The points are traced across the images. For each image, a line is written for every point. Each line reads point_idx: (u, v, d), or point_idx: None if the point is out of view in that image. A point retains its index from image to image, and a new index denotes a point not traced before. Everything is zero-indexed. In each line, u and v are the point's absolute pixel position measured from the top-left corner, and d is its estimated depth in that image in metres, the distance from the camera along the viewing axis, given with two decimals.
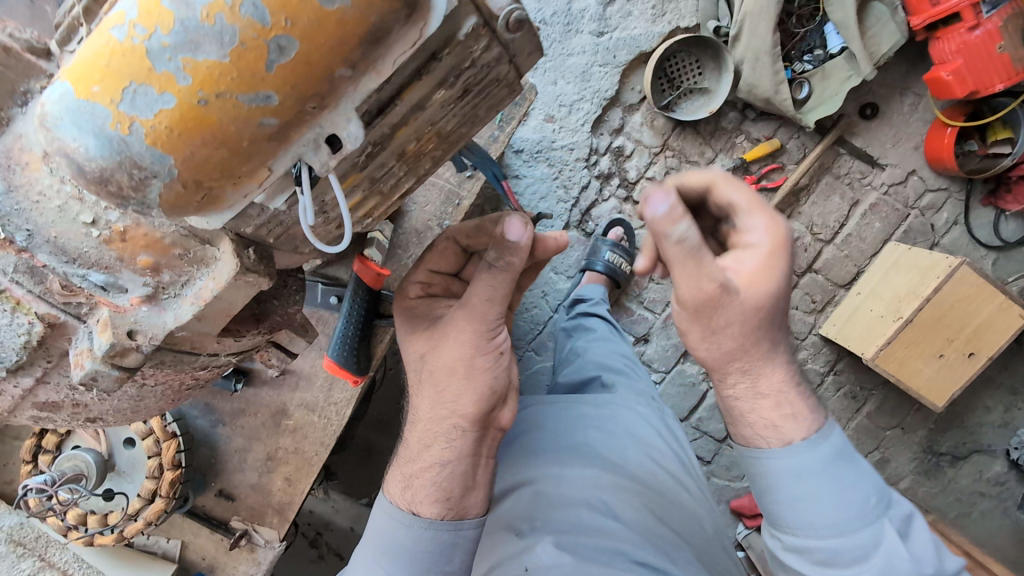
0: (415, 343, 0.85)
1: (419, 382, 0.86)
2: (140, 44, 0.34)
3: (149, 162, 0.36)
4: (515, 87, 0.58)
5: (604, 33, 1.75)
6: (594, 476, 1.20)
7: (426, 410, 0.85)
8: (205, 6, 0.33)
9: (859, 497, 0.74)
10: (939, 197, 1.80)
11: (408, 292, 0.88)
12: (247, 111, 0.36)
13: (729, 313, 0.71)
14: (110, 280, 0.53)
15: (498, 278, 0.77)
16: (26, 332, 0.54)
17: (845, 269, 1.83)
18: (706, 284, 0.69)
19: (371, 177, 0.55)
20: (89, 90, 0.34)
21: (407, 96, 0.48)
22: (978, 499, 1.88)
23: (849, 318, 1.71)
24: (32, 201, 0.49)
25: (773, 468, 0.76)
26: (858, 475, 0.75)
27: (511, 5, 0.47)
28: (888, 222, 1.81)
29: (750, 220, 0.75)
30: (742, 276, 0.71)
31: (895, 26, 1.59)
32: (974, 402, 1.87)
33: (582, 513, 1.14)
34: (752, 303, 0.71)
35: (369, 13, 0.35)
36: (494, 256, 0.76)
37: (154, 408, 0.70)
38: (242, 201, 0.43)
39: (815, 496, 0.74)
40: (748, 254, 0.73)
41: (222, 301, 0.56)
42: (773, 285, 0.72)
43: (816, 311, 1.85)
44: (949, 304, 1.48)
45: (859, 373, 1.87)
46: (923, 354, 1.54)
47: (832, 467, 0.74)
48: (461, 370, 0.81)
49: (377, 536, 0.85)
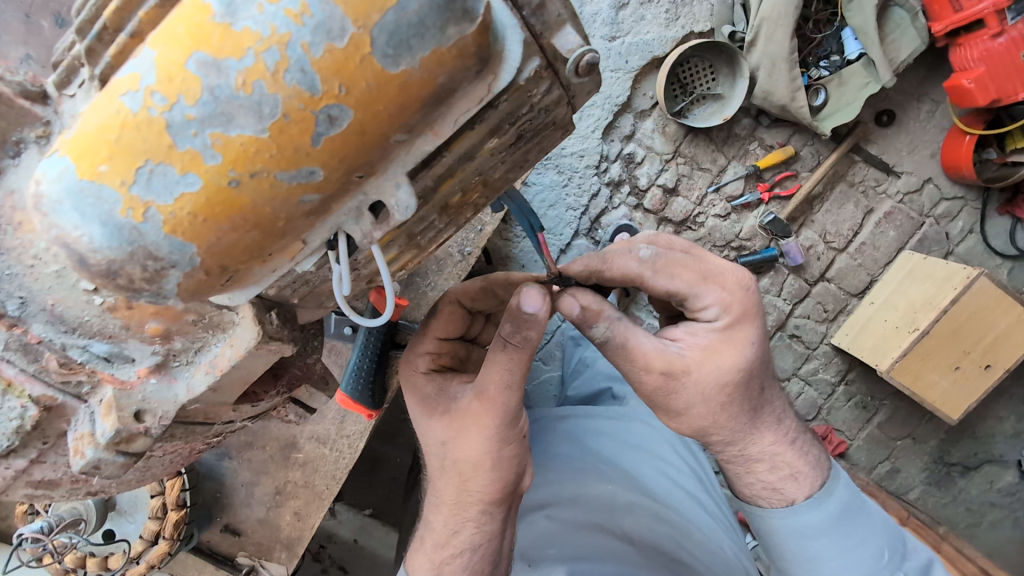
0: (435, 427, 0.76)
1: (444, 474, 0.78)
2: (158, 116, 0.28)
3: (167, 252, 0.31)
4: (569, 128, 0.52)
5: (616, 38, 1.65)
6: (609, 494, 1.13)
7: (451, 495, 0.79)
8: (241, 72, 0.27)
9: (872, 550, 0.81)
10: (954, 205, 1.74)
11: (418, 365, 0.79)
12: (285, 190, 0.30)
13: (688, 393, 0.73)
14: (115, 351, 0.47)
15: (514, 359, 0.69)
16: (18, 417, 0.47)
17: (858, 278, 1.77)
18: (651, 375, 0.71)
19: (408, 232, 0.49)
20: (93, 169, 0.29)
21: (457, 146, 0.41)
22: (988, 509, 1.84)
23: (863, 328, 1.66)
24: (25, 264, 0.43)
25: (791, 527, 0.82)
26: (865, 530, 0.82)
27: (583, 46, 0.41)
28: (903, 231, 1.75)
29: (703, 300, 0.73)
30: (693, 351, 0.72)
31: (916, 32, 1.53)
32: (986, 412, 1.81)
33: (596, 538, 1.05)
34: (712, 380, 0.72)
35: (437, 73, 0.30)
36: (508, 331, 0.68)
37: (162, 472, 0.65)
38: (270, 274, 0.38)
39: (825, 556, 0.81)
40: (703, 331, 0.73)
41: (240, 370, 0.50)
42: (737, 355, 0.73)
43: (828, 320, 1.79)
44: (967, 315, 1.43)
45: (871, 383, 1.81)
46: (939, 367, 1.49)
47: (842, 524, 0.81)
48: (487, 463, 0.75)
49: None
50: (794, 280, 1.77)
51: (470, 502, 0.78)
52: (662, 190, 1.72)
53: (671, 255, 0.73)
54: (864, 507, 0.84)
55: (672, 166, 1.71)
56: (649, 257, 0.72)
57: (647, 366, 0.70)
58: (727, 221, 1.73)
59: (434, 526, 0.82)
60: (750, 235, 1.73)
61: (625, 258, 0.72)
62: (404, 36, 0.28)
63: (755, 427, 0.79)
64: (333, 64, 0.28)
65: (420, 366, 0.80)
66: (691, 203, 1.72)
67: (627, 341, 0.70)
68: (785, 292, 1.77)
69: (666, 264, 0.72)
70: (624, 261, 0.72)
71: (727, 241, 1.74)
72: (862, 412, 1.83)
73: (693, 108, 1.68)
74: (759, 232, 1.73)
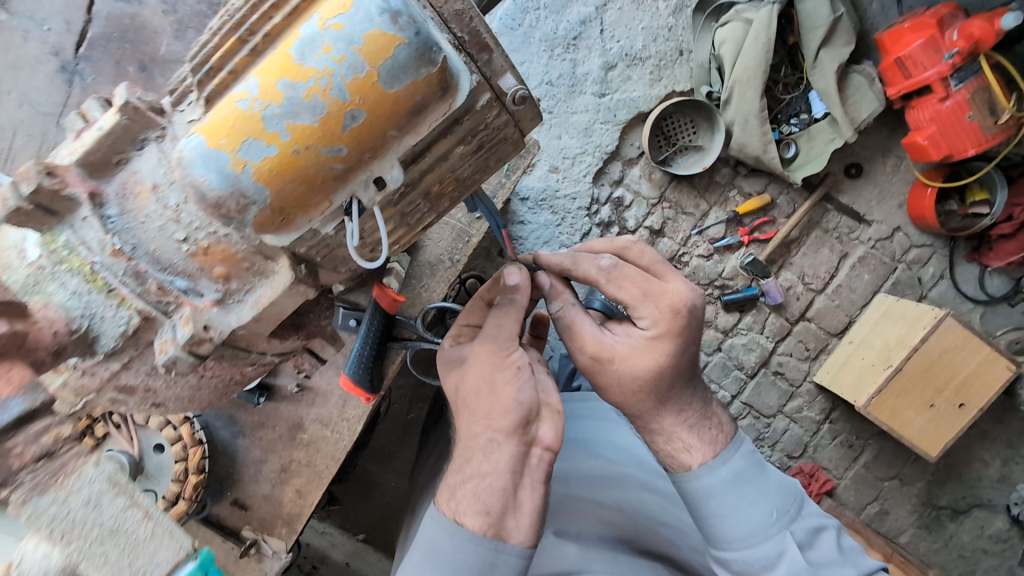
0: (450, 377, 0.95)
1: (460, 413, 0.92)
2: (258, 112, 0.49)
3: (252, 193, 0.52)
4: (518, 145, 0.73)
5: (605, 95, 1.90)
6: (600, 467, 1.26)
7: (464, 427, 0.90)
8: (306, 89, 0.48)
9: (759, 511, 0.90)
10: (924, 252, 1.94)
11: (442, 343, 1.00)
12: (323, 157, 0.51)
13: (609, 377, 0.89)
14: (190, 286, 0.66)
15: (505, 313, 0.94)
16: (124, 324, 0.65)
17: (837, 318, 1.97)
18: (583, 355, 0.90)
19: (401, 212, 0.69)
20: (217, 142, 0.50)
21: (435, 149, 0.61)
22: (982, 555, 1.97)
23: (842, 366, 1.84)
24: (139, 221, 0.63)
25: (691, 489, 0.93)
26: (759, 491, 0.91)
27: (517, 86, 0.62)
28: (877, 274, 1.95)
29: (639, 310, 0.87)
30: (622, 344, 0.87)
31: (873, 95, 1.76)
32: (971, 455, 1.95)
33: (586, 508, 1.17)
34: (626, 371, 0.87)
35: (414, 95, 0.51)
36: (501, 299, 0.95)
37: (205, 400, 0.81)
38: (305, 225, 0.57)
39: (723, 513, 0.91)
40: (636, 333, 0.87)
41: (276, 306, 0.69)
42: (652, 361, 0.86)
43: (810, 358, 1.98)
44: (938, 354, 1.59)
45: (854, 423, 1.97)
46: (915, 405, 1.64)
47: (729, 486, 0.91)
48: (484, 388, 0.88)
49: (454, 567, 0.81)
50: (776, 319, 1.97)
51: (480, 430, 0.87)
52: (650, 232, 1.95)
53: (628, 270, 0.87)
54: (754, 475, 0.93)
55: (657, 210, 1.94)
56: (607, 268, 0.87)
57: (581, 346, 0.89)
58: (710, 261, 1.95)
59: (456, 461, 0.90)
60: (732, 275, 1.95)
61: (589, 263, 0.89)
62: (397, 72, 0.49)
63: (659, 411, 0.93)
64: (357, 85, 0.49)
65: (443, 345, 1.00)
66: (676, 244, 1.95)
67: (573, 324, 0.90)
68: (768, 330, 1.97)
69: (616, 278, 0.87)
70: (588, 266, 0.89)
71: (712, 279, 1.95)
72: (848, 451, 1.98)
73: (677, 158, 1.91)
74: (741, 273, 1.95)
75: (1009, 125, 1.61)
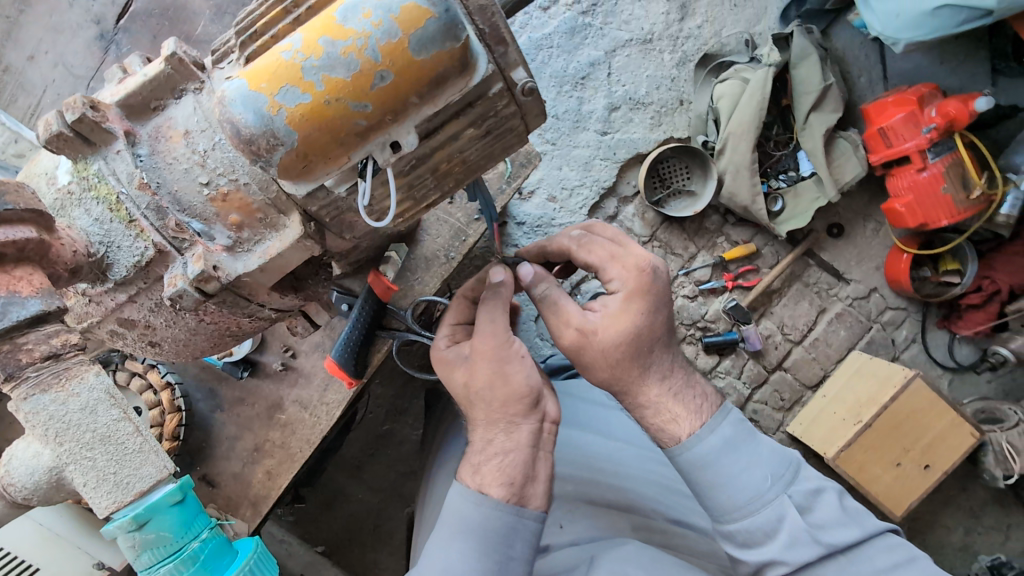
0: (458, 376, 0.98)
1: (475, 407, 0.96)
2: (299, 63, 0.56)
3: (282, 135, 0.57)
4: (522, 137, 0.80)
5: (607, 133, 2.01)
6: (610, 449, 1.29)
7: (484, 413, 0.95)
8: (344, 48, 0.55)
9: (754, 477, 0.91)
10: (899, 314, 2.03)
11: (440, 343, 1.03)
12: (350, 111, 0.57)
13: (594, 352, 0.97)
14: (204, 229, 0.71)
15: (497, 305, 0.99)
16: (140, 254, 0.72)
17: (813, 371, 2.03)
18: (569, 329, 0.98)
19: (409, 185, 0.74)
20: (258, 86, 0.57)
21: (447, 129, 0.68)
22: None
23: (815, 419, 1.86)
24: (167, 162, 0.69)
25: (686, 462, 0.94)
26: (752, 455, 0.93)
27: (526, 79, 0.69)
28: (852, 331, 2.03)
29: (610, 273, 0.99)
30: (604, 316, 0.96)
31: (857, 160, 1.87)
32: (936, 521, 1.98)
33: (615, 487, 1.19)
34: (608, 338, 0.95)
35: (438, 65, 0.58)
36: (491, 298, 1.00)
37: (199, 346, 0.88)
38: (323, 177, 0.63)
39: (720, 482, 0.92)
40: (611, 299, 0.97)
41: (282, 258, 0.74)
42: (630, 321, 0.95)
43: (784, 409, 2.02)
44: (905, 414, 1.66)
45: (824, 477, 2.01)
46: (883, 461, 1.69)
47: (720, 454, 0.92)
48: (500, 380, 0.93)
49: (483, 533, 0.86)
50: (754, 364, 2.03)
51: (500, 414, 0.94)
52: None
53: (595, 239, 1.03)
54: (745, 441, 0.94)
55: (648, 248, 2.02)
56: (574, 241, 1.05)
57: (567, 321, 0.98)
58: (694, 303, 2.01)
59: (474, 442, 0.95)
60: (714, 318, 2.01)
61: (563, 236, 1.07)
62: (426, 41, 0.56)
63: (644, 379, 0.98)
64: (389, 49, 0.55)
65: (440, 344, 1.04)
66: None
67: (558, 302, 1.01)
68: (745, 375, 2.02)
69: (584, 246, 1.04)
70: (563, 237, 1.07)
71: (695, 321, 2.00)
72: None
73: (670, 201, 2.01)
74: (722, 317, 2.00)
75: (981, 200, 1.74)
